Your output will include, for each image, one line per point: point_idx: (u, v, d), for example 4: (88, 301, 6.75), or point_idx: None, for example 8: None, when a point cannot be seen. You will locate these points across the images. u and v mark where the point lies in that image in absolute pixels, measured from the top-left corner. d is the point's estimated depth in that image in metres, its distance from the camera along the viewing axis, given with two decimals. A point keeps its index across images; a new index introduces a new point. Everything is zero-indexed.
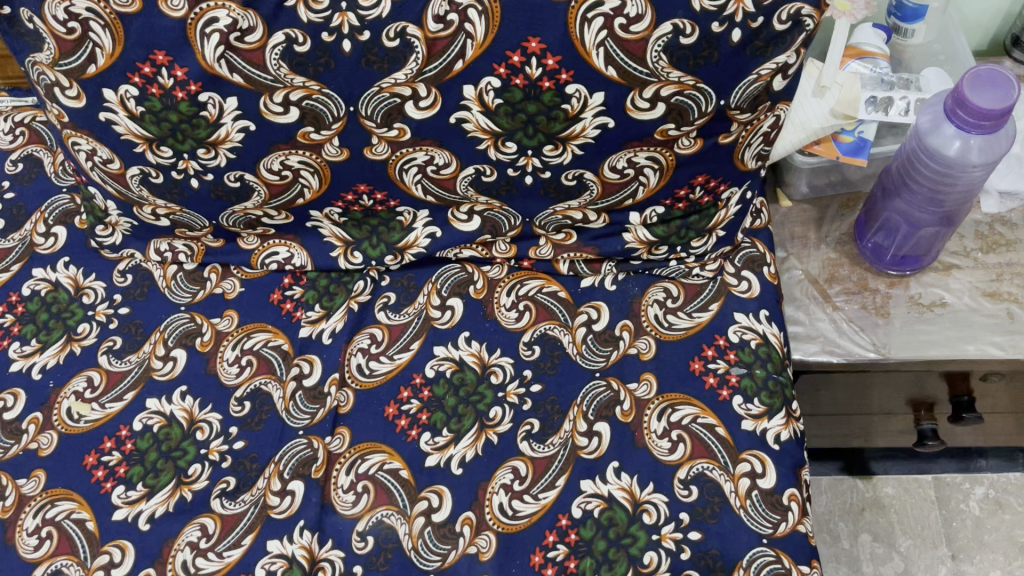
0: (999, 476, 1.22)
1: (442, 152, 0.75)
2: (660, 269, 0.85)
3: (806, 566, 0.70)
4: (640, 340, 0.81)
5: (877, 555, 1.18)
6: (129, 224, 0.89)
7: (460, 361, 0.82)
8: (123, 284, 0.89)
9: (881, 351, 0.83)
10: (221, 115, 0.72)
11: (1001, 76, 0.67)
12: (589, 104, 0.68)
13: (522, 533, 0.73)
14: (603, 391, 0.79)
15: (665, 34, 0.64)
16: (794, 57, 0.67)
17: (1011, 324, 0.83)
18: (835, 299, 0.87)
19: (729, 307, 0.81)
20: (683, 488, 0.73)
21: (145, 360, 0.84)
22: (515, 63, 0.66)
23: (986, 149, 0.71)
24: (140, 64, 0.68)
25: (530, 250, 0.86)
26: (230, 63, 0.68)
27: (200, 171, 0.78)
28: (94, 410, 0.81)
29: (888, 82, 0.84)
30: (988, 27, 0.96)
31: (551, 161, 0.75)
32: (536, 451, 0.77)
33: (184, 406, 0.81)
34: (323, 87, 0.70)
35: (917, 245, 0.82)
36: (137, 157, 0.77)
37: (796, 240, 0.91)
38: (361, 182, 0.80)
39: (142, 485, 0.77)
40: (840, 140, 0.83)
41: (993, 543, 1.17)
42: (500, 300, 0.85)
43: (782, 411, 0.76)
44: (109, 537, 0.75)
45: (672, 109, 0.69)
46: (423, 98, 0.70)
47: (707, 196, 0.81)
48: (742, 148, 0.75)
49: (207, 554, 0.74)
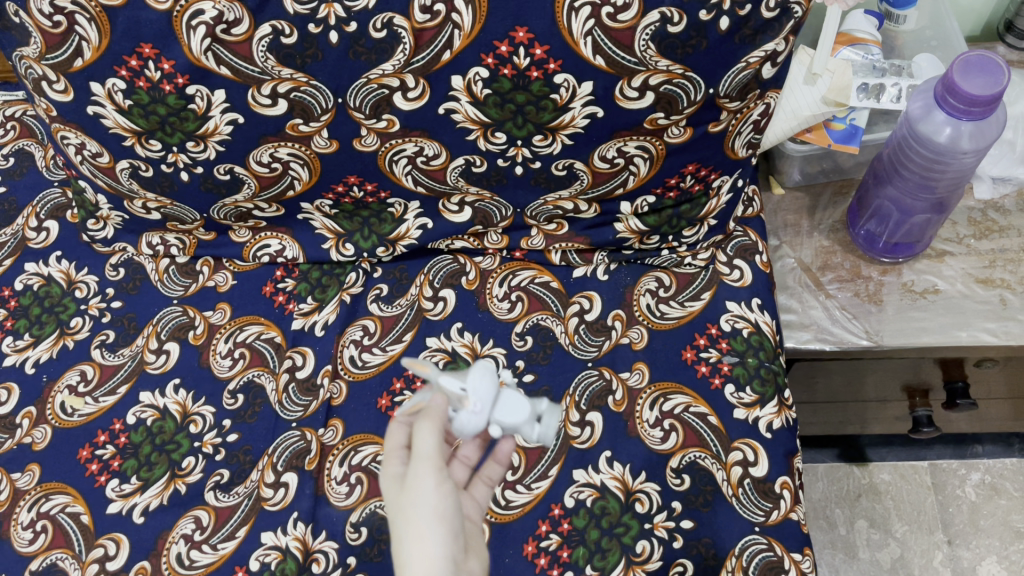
0: (995, 462, 1.22)
1: (431, 143, 0.75)
2: (652, 258, 0.85)
3: (798, 554, 0.70)
4: (632, 329, 0.81)
5: (873, 541, 1.18)
6: (121, 217, 0.88)
7: (453, 352, 0.81)
8: (116, 278, 0.89)
9: (874, 339, 0.83)
10: (209, 108, 0.71)
11: (992, 63, 0.66)
12: (577, 93, 0.68)
13: (515, 523, 0.73)
14: (595, 380, 0.79)
15: (653, 23, 0.63)
16: (783, 45, 0.67)
17: (1004, 311, 0.83)
18: (828, 287, 0.87)
19: (722, 295, 0.81)
20: (675, 477, 0.73)
21: (138, 353, 0.84)
22: (503, 53, 0.66)
23: (977, 135, 0.70)
24: (127, 57, 0.68)
25: (522, 241, 0.86)
26: (217, 55, 0.67)
27: (190, 164, 0.78)
28: (88, 404, 0.82)
29: (880, 69, 0.84)
30: (982, 12, 0.95)
31: (540, 151, 0.75)
32: (529, 441, 0.77)
33: (178, 399, 0.82)
34: (311, 79, 0.70)
35: (910, 232, 0.82)
36: (126, 150, 0.77)
37: (790, 228, 0.91)
38: (351, 174, 0.80)
39: (136, 477, 0.78)
40: (831, 128, 0.83)
41: (989, 528, 1.18)
42: (492, 291, 0.85)
43: (774, 400, 0.76)
44: (103, 530, 0.75)
45: (661, 98, 0.68)
46: (411, 89, 0.70)
47: (698, 185, 0.80)
48: (732, 136, 0.74)
49: (202, 546, 0.74)
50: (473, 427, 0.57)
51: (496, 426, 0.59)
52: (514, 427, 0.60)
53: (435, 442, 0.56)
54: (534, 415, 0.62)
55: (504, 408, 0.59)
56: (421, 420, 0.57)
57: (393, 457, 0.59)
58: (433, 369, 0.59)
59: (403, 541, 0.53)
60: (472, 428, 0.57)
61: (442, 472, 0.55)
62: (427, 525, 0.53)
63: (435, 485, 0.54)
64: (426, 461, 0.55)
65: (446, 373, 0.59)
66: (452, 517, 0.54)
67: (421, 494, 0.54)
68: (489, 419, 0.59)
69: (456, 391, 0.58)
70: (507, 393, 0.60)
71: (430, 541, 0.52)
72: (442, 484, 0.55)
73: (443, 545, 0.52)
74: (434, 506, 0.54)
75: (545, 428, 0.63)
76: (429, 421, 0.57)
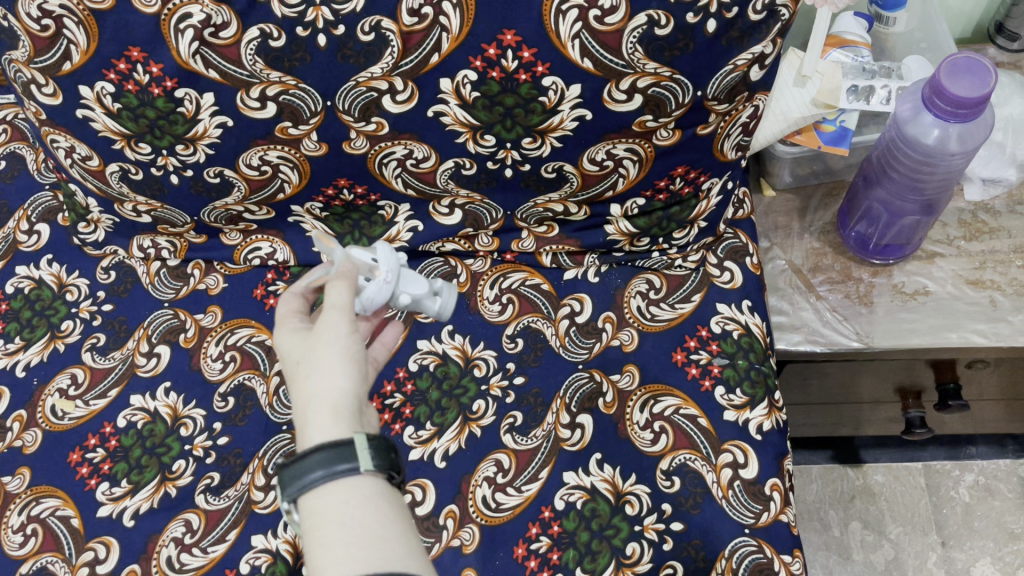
0: (989, 463, 1.22)
1: (421, 146, 0.75)
2: (643, 260, 0.85)
3: (788, 556, 0.70)
4: (623, 331, 0.81)
5: (867, 543, 1.18)
6: (111, 220, 0.89)
7: (443, 355, 0.82)
8: (107, 281, 0.89)
9: (865, 341, 0.83)
10: (198, 111, 0.72)
11: (979, 64, 0.67)
12: (566, 96, 0.68)
13: (505, 525, 0.73)
14: (586, 382, 0.79)
15: (640, 25, 0.63)
16: (771, 47, 0.66)
17: (994, 312, 0.83)
18: (819, 289, 0.87)
19: (712, 297, 0.81)
20: (665, 479, 0.74)
21: (129, 356, 0.84)
22: (491, 56, 0.66)
23: (964, 137, 0.71)
24: (116, 60, 0.68)
25: (512, 243, 0.86)
26: (205, 59, 0.68)
27: (180, 167, 0.78)
28: (78, 407, 0.82)
29: (870, 70, 0.84)
30: (972, 14, 0.96)
31: (530, 154, 0.75)
32: (519, 444, 0.76)
33: (168, 402, 0.82)
34: (299, 82, 0.70)
35: (900, 233, 0.82)
36: (115, 153, 0.77)
37: (780, 230, 0.91)
38: (340, 177, 0.80)
39: (127, 480, 0.78)
40: (821, 130, 0.83)
41: (982, 530, 1.18)
42: (483, 293, 0.85)
43: (764, 401, 0.76)
44: (93, 534, 0.75)
45: (649, 100, 0.69)
46: (400, 91, 0.70)
47: (687, 187, 0.80)
48: (721, 139, 0.74)
49: (192, 550, 0.74)
50: (382, 295, 0.65)
51: (405, 295, 0.68)
52: (420, 299, 0.70)
53: (346, 294, 0.55)
54: (433, 290, 0.71)
55: (407, 279, 0.69)
56: (334, 276, 0.56)
57: (293, 318, 0.58)
58: (343, 247, 0.66)
59: (309, 373, 0.52)
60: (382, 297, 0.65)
61: (355, 319, 0.55)
62: (337, 359, 0.52)
63: (346, 327, 0.54)
64: (337, 309, 0.54)
65: (356, 247, 0.66)
66: (361, 361, 0.53)
67: (330, 336, 0.53)
68: (395, 291, 0.67)
69: (368, 265, 0.65)
70: (407, 270, 0.70)
71: (338, 375, 0.51)
72: (353, 332, 0.54)
73: (353, 380, 0.52)
74: (344, 346, 0.53)
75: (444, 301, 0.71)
76: (343, 281, 0.56)
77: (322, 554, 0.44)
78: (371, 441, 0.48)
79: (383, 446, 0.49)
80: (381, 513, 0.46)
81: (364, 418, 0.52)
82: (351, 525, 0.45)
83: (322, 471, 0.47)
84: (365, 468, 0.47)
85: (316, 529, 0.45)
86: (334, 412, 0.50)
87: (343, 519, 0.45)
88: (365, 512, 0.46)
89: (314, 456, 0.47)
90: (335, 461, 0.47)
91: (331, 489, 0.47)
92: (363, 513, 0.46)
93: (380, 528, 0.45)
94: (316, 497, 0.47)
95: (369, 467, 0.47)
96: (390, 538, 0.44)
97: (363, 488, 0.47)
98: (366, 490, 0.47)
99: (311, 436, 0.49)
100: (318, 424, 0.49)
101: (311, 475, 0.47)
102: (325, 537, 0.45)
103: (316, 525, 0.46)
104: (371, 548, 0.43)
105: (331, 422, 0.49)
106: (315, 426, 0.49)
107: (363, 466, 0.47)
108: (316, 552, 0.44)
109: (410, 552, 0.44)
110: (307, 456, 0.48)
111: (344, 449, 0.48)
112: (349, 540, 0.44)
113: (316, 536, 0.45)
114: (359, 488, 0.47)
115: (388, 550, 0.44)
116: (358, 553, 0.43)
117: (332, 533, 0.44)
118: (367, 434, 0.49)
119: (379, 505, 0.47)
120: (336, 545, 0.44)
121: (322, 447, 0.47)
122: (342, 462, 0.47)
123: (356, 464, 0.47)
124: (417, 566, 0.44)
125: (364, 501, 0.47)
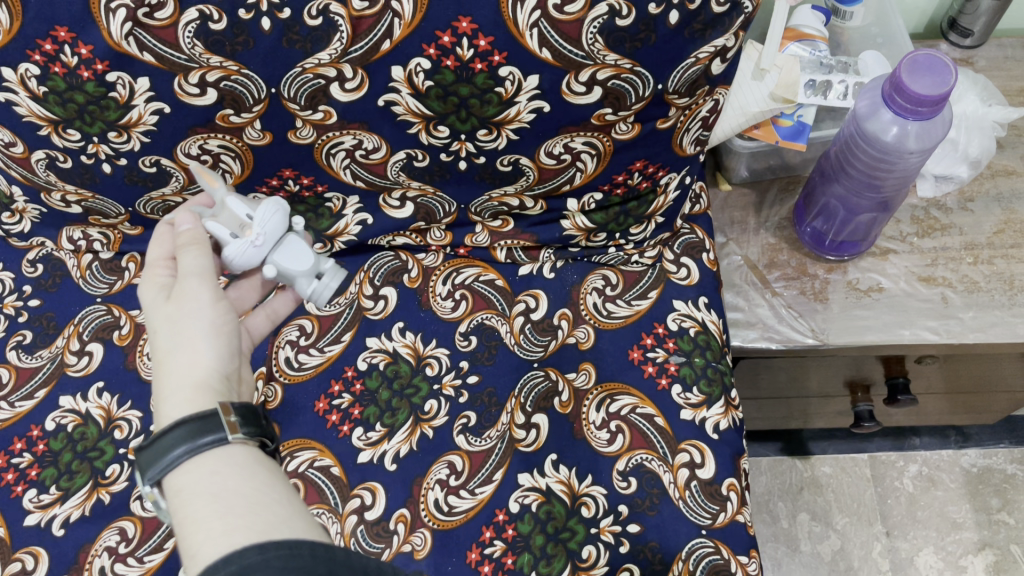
0: (932, 453, 1.25)
1: (371, 136, 0.72)
2: (599, 256, 0.83)
3: (744, 557, 0.69)
4: (579, 329, 0.80)
5: (814, 534, 1.19)
6: (38, 210, 0.83)
7: (394, 353, 0.79)
8: (33, 275, 0.84)
9: (820, 337, 0.83)
10: (132, 97, 0.67)
11: (939, 63, 0.66)
12: (523, 86, 0.66)
13: (457, 530, 0.70)
14: (541, 381, 0.77)
15: (601, 15, 0.61)
16: (732, 41, 0.65)
17: (944, 309, 0.83)
18: (774, 285, 0.87)
19: (669, 294, 0.80)
20: (621, 480, 0.72)
21: (58, 355, 0.80)
22: (445, 44, 0.63)
23: (923, 136, 0.70)
24: (41, 41, 0.63)
25: (466, 238, 0.84)
26: (139, 40, 0.63)
27: (113, 155, 0.74)
28: (3, 410, 0.77)
29: (827, 65, 0.83)
30: (926, 10, 0.96)
31: (485, 146, 0.72)
32: (473, 445, 0.73)
33: (101, 404, 0.77)
34: (241, 68, 0.66)
35: (855, 230, 0.82)
36: (41, 140, 0.72)
37: (736, 225, 0.91)
38: (285, 166, 0.77)
39: (55, 487, 0.73)
40: (779, 124, 0.82)
41: (925, 519, 1.19)
42: (435, 289, 0.82)
43: (721, 400, 0.75)
44: (21, 544, 0.71)
45: (609, 92, 0.66)
46: (349, 79, 0.67)
47: (645, 182, 0.78)
48: (680, 132, 0.73)
49: (127, 559, 0.70)
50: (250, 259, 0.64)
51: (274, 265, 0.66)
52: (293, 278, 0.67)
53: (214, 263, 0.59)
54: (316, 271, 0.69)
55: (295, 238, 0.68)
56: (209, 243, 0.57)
57: (160, 271, 0.62)
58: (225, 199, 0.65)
59: (171, 349, 0.56)
60: (247, 262, 0.64)
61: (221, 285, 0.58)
62: (202, 335, 0.57)
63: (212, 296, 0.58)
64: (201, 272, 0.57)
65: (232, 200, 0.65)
66: (227, 335, 0.59)
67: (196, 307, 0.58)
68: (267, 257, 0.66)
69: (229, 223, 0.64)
70: (291, 238, 0.67)
71: (201, 352, 0.56)
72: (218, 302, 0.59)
73: (216, 358, 0.57)
74: (210, 319, 0.58)
75: (321, 285, 0.69)
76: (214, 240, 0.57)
77: (193, 525, 0.46)
78: (231, 409, 0.53)
79: (244, 413, 0.54)
80: (248, 477, 0.50)
81: (227, 391, 0.56)
82: (223, 495, 0.48)
83: (185, 446, 0.50)
84: (229, 436, 0.52)
85: (183, 502, 0.48)
86: (193, 384, 0.55)
87: (212, 490, 0.48)
88: (237, 479, 0.50)
89: (176, 432, 0.51)
90: (197, 435, 0.51)
91: (197, 463, 0.50)
92: (234, 481, 0.49)
93: (253, 491, 0.49)
94: (182, 472, 0.50)
95: (232, 434, 0.52)
96: (262, 500, 0.48)
97: (231, 458, 0.51)
98: (232, 458, 0.51)
99: (168, 410, 0.53)
100: (176, 398, 0.54)
101: (174, 451, 0.50)
102: (197, 508, 0.47)
103: (184, 500, 0.48)
104: (245, 508, 0.47)
105: (191, 395, 0.54)
106: (173, 399, 0.53)
107: (225, 435, 0.52)
108: (189, 523, 0.47)
109: (284, 508, 0.48)
110: (167, 433, 0.51)
111: (207, 421, 0.51)
112: (221, 506, 0.47)
113: (184, 511, 0.48)
114: (226, 458, 0.51)
115: (262, 508, 0.47)
116: (234, 516, 0.46)
117: (203, 504, 0.47)
118: (226, 403, 0.53)
119: (248, 471, 0.51)
120: (210, 515, 0.46)
121: (187, 419, 0.51)
122: (205, 433, 0.51)
123: (220, 433, 0.51)
124: (293, 519, 0.47)
125: (231, 470, 0.50)
